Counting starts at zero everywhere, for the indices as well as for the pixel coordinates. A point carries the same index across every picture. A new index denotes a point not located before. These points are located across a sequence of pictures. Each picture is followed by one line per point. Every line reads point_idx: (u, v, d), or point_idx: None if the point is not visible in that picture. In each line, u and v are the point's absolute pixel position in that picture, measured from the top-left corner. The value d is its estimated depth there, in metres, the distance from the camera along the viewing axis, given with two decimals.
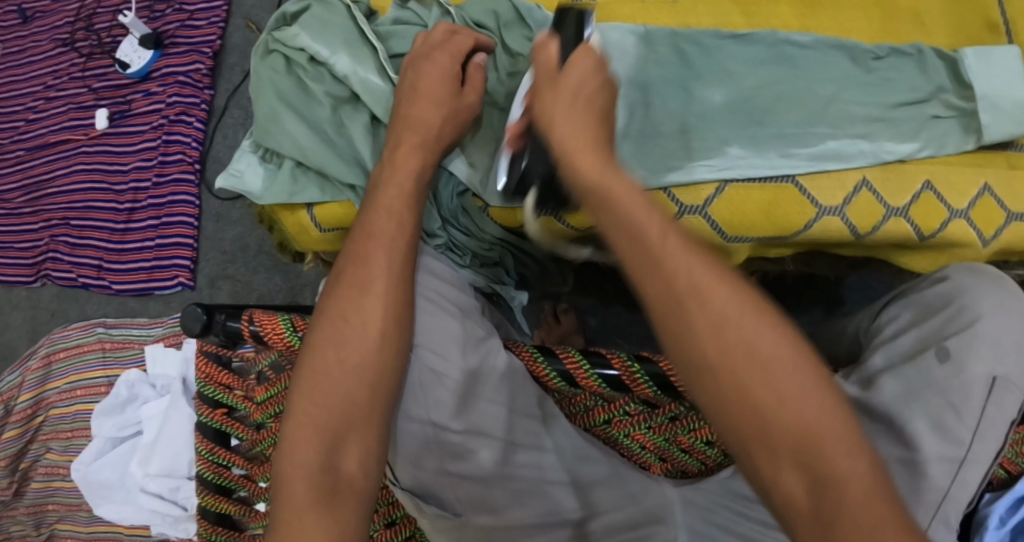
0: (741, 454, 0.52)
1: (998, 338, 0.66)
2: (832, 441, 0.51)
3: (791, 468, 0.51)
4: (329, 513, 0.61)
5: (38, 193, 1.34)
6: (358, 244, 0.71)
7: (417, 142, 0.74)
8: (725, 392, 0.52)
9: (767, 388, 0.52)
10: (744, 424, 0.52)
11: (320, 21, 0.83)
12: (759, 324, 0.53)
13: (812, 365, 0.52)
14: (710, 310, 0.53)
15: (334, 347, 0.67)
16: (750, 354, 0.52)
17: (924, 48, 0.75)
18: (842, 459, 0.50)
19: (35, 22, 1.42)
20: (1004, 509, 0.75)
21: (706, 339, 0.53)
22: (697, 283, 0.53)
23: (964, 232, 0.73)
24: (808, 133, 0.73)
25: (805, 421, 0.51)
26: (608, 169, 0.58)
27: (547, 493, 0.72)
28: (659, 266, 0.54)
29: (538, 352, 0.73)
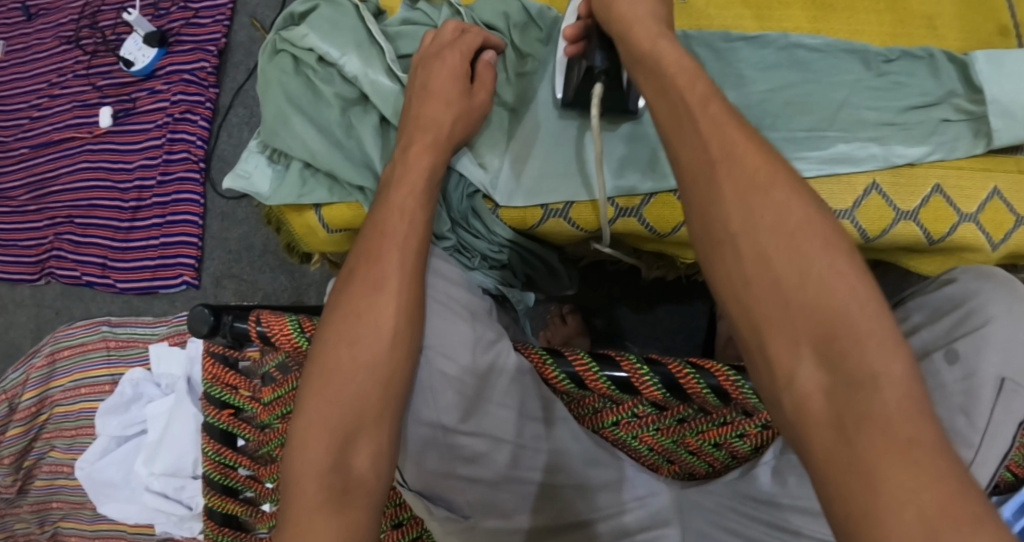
0: (757, 337, 0.51)
1: (1009, 341, 0.65)
2: (861, 331, 0.48)
3: (811, 354, 0.49)
4: (339, 516, 0.60)
5: (42, 191, 1.34)
6: (371, 242, 0.71)
7: (428, 143, 0.74)
8: (746, 267, 0.51)
9: (795, 271, 0.50)
10: (765, 305, 0.50)
11: (329, 21, 0.83)
12: (796, 207, 0.52)
13: (852, 258, 0.50)
14: (742, 175, 0.53)
15: (347, 342, 0.67)
16: (782, 231, 0.51)
17: (935, 51, 0.75)
18: (866, 346, 0.48)
19: (39, 20, 1.42)
20: (1012, 514, 0.77)
21: (734, 208, 0.52)
22: (734, 153, 0.53)
23: (974, 236, 0.73)
24: (819, 137, 0.73)
25: (835, 306, 0.49)
26: (661, 42, 0.61)
27: (558, 496, 0.72)
28: (697, 129, 0.55)
29: (547, 354, 0.73)
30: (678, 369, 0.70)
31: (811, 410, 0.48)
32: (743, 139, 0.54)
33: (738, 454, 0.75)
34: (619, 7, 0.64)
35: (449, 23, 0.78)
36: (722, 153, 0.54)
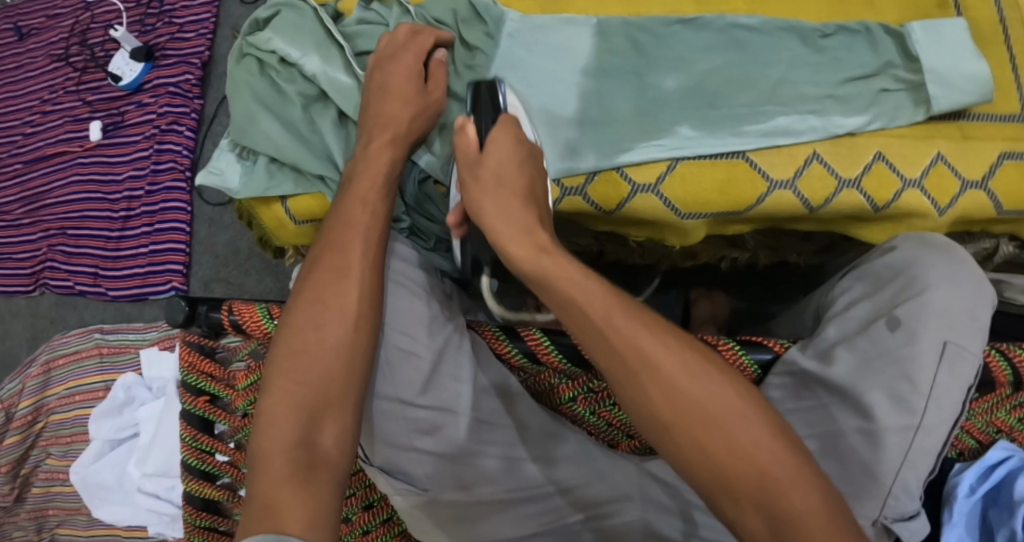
0: (707, 501, 0.57)
1: (946, 307, 0.65)
2: (787, 485, 0.55)
3: (753, 511, 0.55)
4: (303, 490, 0.62)
5: (36, 204, 1.38)
6: (334, 233, 0.72)
7: (388, 138, 0.76)
8: (683, 448, 0.57)
9: (721, 440, 0.56)
10: (706, 479, 0.56)
11: (290, 24, 0.85)
12: (704, 381, 0.57)
13: (762, 417, 0.57)
14: (657, 376, 0.57)
15: (308, 326, 0.69)
16: (701, 410, 0.57)
17: (871, 25, 0.77)
18: (795, 496, 0.54)
19: (31, 39, 1.47)
20: (974, 478, 0.74)
21: (659, 403, 0.57)
22: (640, 346, 0.58)
23: (918, 201, 0.75)
24: (759, 112, 0.76)
25: (759, 465, 0.55)
26: (546, 253, 0.62)
27: (516, 469, 0.75)
28: (602, 328, 0.59)
29: (501, 331, 0.75)
30: None
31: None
32: (646, 335, 0.58)
33: None
34: (490, 219, 0.65)
35: (402, 26, 0.80)
36: (633, 353, 0.58)
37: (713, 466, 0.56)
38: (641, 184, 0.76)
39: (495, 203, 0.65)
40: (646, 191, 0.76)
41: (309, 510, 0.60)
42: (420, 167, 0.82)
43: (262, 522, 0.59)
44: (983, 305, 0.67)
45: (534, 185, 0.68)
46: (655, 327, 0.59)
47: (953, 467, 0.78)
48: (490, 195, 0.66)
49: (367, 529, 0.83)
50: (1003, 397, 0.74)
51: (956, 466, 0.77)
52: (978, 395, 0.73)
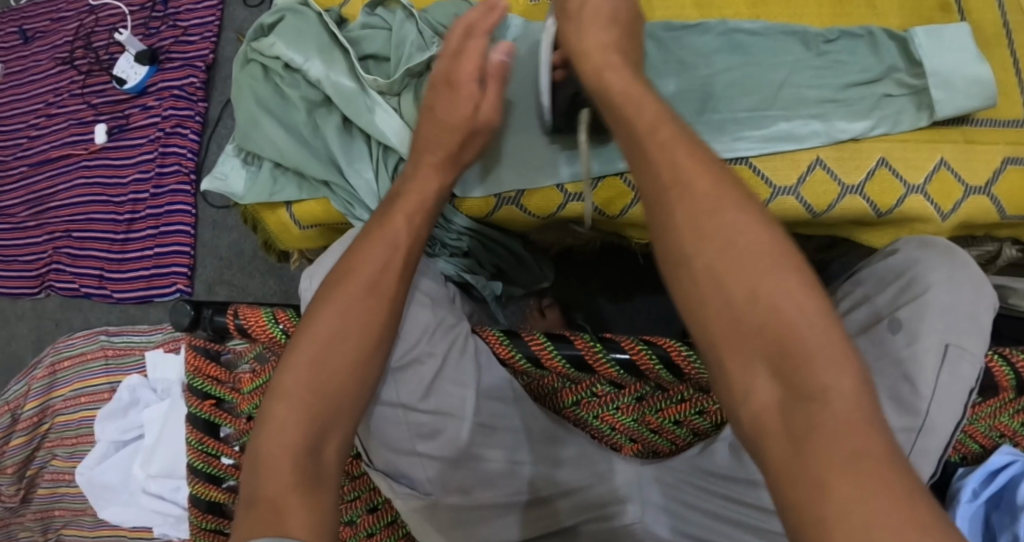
0: (715, 351, 0.55)
1: (949, 308, 0.65)
2: (810, 345, 0.52)
3: (765, 369, 0.53)
4: (309, 501, 0.61)
5: (41, 207, 1.39)
6: (362, 247, 0.71)
7: (437, 161, 0.77)
8: (701, 283, 0.56)
9: (746, 289, 0.55)
10: (718, 319, 0.55)
11: (294, 30, 0.85)
12: (749, 226, 0.56)
13: (800, 274, 0.54)
14: (692, 199, 0.57)
15: (330, 338, 0.67)
16: (730, 248, 0.56)
17: (875, 29, 0.78)
18: (816, 356, 0.52)
19: (36, 42, 1.47)
20: (977, 483, 0.74)
21: (686, 232, 0.57)
22: (685, 178, 0.58)
23: (921, 207, 0.75)
24: (761, 117, 0.77)
25: (784, 318, 0.53)
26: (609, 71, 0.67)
27: (516, 473, 0.75)
28: (653, 156, 0.60)
29: (504, 336, 0.75)
30: (632, 347, 0.72)
31: (767, 423, 0.52)
32: (695, 168, 0.58)
33: (699, 431, 0.77)
34: (584, 36, 0.71)
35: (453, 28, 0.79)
36: (674, 180, 0.58)
37: (734, 315, 0.55)
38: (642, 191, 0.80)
39: (590, 27, 0.71)
40: None
41: (315, 520, 0.60)
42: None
43: (267, 532, 0.57)
44: (983, 308, 0.66)
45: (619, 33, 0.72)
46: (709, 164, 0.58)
47: (956, 472, 0.77)
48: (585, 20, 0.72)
49: (372, 531, 0.83)
50: (1006, 401, 0.72)
51: (959, 471, 0.77)
52: (979, 400, 0.72)
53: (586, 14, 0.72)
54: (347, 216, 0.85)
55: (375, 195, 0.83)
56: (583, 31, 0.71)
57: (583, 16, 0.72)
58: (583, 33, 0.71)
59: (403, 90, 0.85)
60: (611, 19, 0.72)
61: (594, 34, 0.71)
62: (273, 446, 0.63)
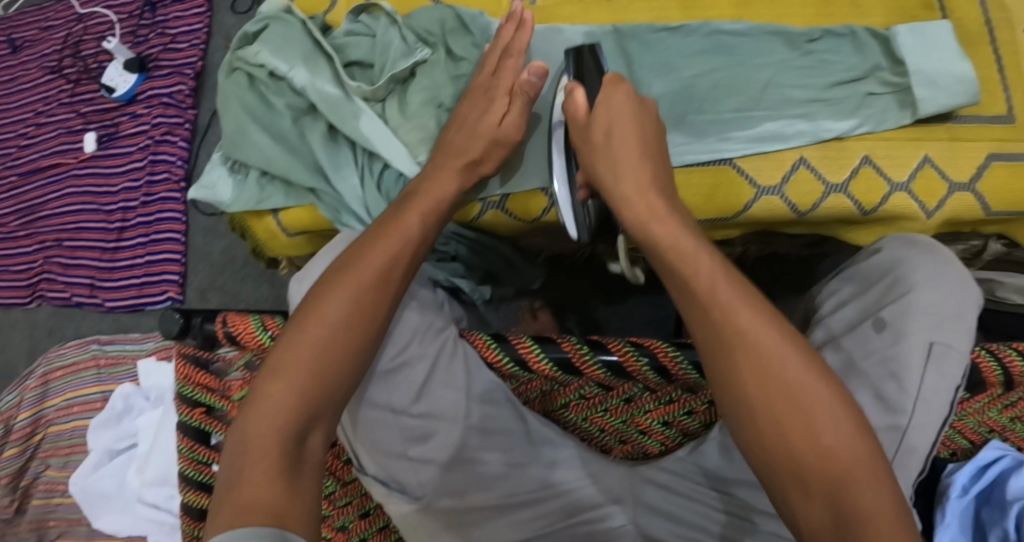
0: (773, 488, 0.58)
1: (933, 306, 0.65)
2: (861, 483, 0.55)
3: (819, 498, 0.56)
4: (292, 487, 0.61)
5: (32, 216, 1.38)
6: (371, 236, 0.71)
7: (459, 166, 0.76)
8: (762, 429, 0.58)
9: (801, 429, 0.57)
10: (778, 458, 0.58)
11: (279, 37, 0.85)
12: (810, 381, 0.58)
13: (851, 416, 0.57)
14: (753, 353, 0.59)
15: (334, 324, 0.67)
16: (789, 398, 0.58)
17: (857, 28, 0.78)
18: (868, 499, 0.55)
19: (25, 51, 1.47)
20: (966, 478, 0.74)
21: (747, 382, 0.59)
22: (740, 327, 0.59)
23: (906, 205, 0.76)
24: (746, 117, 0.77)
25: (836, 454, 0.56)
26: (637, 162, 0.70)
27: (508, 476, 0.75)
28: (708, 305, 0.61)
29: (492, 339, 0.74)
30: (620, 349, 0.72)
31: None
32: (751, 318, 0.60)
33: (688, 431, 0.77)
34: (620, 178, 0.69)
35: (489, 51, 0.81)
36: (731, 332, 0.60)
37: (789, 453, 0.57)
38: None
39: (626, 167, 0.69)
40: None
41: (298, 509, 0.60)
42: (407, 177, 0.83)
43: (253, 515, 0.58)
44: (970, 305, 0.66)
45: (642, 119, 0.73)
46: (763, 312, 0.60)
47: (945, 469, 0.77)
48: (618, 155, 0.70)
49: (364, 537, 0.83)
50: (994, 397, 0.72)
51: (948, 467, 0.77)
52: (968, 396, 0.72)
53: (616, 146, 0.70)
54: (336, 222, 0.85)
55: (363, 203, 0.83)
56: (616, 170, 0.69)
57: (612, 146, 0.70)
58: (619, 171, 0.69)
59: (388, 96, 0.85)
60: (644, 155, 0.70)
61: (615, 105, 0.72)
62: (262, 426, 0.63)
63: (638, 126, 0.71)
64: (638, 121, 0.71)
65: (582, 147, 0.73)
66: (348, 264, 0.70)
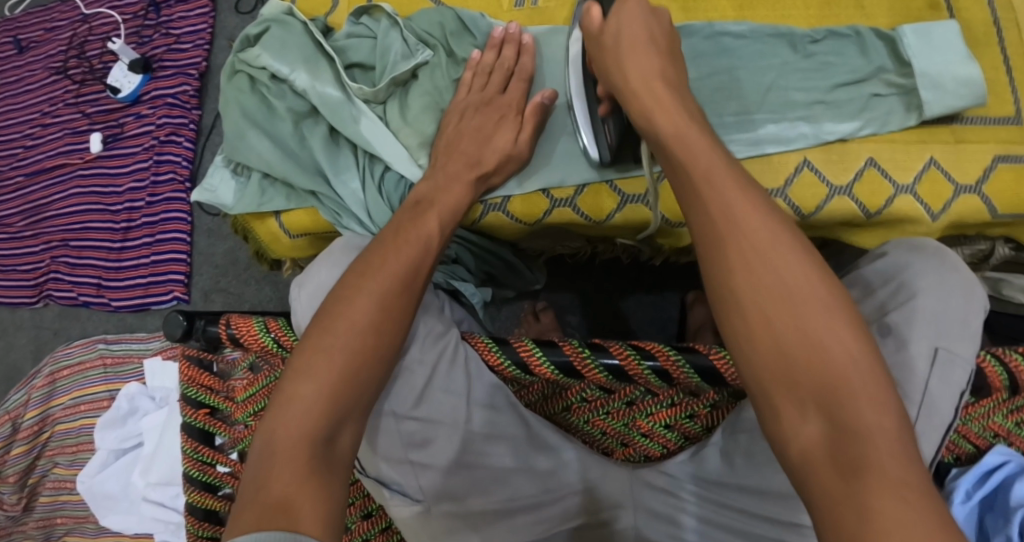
0: (760, 393, 0.56)
1: (937, 314, 0.65)
2: (855, 389, 0.53)
3: (813, 408, 0.53)
4: (322, 491, 0.59)
5: (38, 216, 1.39)
6: (387, 239, 0.70)
7: (473, 178, 0.77)
8: (753, 325, 0.56)
9: (794, 327, 0.55)
10: (768, 358, 0.55)
11: (280, 40, 0.85)
12: (805, 276, 0.56)
13: (852, 322, 0.55)
14: (747, 241, 0.57)
15: (360, 328, 0.65)
16: (781, 288, 0.56)
17: (862, 29, 0.77)
18: (866, 410, 0.52)
19: (30, 52, 1.48)
20: (970, 484, 0.73)
21: (736, 271, 0.57)
22: (737, 218, 0.58)
23: (911, 207, 0.75)
24: (746, 120, 0.77)
25: (831, 359, 0.54)
26: (648, 57, 0.70)
27: (508, 480, 0.74)
28: (706, 196, 0.59)
29: (493, 342, 0.75)
30: (621, 351, 0.72)
31: (814, 461, 0.52)
32: (748, 210, 0.58)
33: (689, 435, 0.77)
34: (631, 78, 0.70)
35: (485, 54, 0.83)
36: (724, 217, 0.58)
37: (784, 357, 0.55)
38: (631, 195, 0.81)
39: (634, 66, 0.70)
40: (637, 201, 0.81)
41: (325, 509, 0.58)
42: (408, 180, 0.83)
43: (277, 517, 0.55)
44: (975, 311, 0.65)
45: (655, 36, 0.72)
46: (762, 208, 0.58)
47: (949, 473, 0.77)
48: (626, 55, 0.71)
49: (367, 538, 0.83)
50: (1000, 400, 0.72)
51: (952, 472, 0.76)
52: (972, 400, 0.72)
53: (623, 48, 0.71)
54: (336, 225, 0.84)
55: (364, 206, 0.83)
56: (624, 66, 0.71)
57: (621, 47, 0.71)
58: (625, 65, 0.71)
59: (388, 98, 0.85)
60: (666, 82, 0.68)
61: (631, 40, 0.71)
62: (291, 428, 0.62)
63: (649, 30, 0.72)
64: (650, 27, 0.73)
65: (596, 56, 0.74)
66: (368, 264, 0.69)
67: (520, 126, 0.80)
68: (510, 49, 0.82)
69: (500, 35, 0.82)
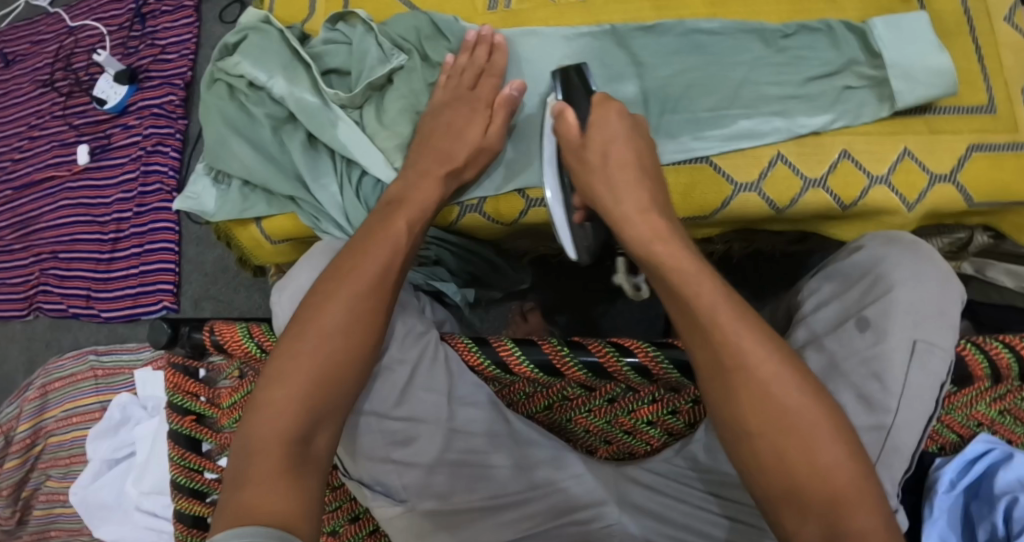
0: (770, 514, 0.58)
1: (913, 304, 0.65)
2: (856, 512, 0.56)
3: (809, 518, 0.57)
4: (293, 488, 0.60)
5: (28, 229, 1.40)
6: (360, 241, 0.71)
7: (443, 173, 0.77)
8: (758, 450, 0.58)
9: (798, 455, 0.57)
10: (775, 482, 0.58)
11: (258, 48, 0.85)
12: (804, 402, 0.58)
13: (848, 443, 0.58)
14: (747, 369, 0.59)
15: (332, 331, 0.66)
16: (782, 415, 0.58)
17: (833, 23, 0.78)
18: (868, 532, 0.55)
19: (17, 65, 1.49)
20: (955, 473, 0.73)
21: (740, 396, 0.59)
22: (727, 331, 0.60)
23: (886, 198, 0.75)
24: (720, 116, 0.77)
25: (825, 470, 0.57)
26: (634, 171, 0.67)
27: (491, 476, 0.74)
28: (705, 321, 0.60)
29: (472, 341, 0.75)
30: (599, 349, 0.72)
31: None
32: (737, 325, 0.60)
33: (673, 431, 0.77)
34: (618, 192, 0.67)
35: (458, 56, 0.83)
36: (724, 345, 0.60)
37: (784, 475, 0.58)
38: None
39: (623, 185, 0.67)
40: None
41: (301, 509, 0.59)
42: (384, 183, 0.83)
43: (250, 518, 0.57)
44: (952, 301, 0.65)
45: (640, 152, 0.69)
46: (754, 325, 0.60)
47: (933, 464, 0.76)
48: (615, 175, 0.67)
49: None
50: (983, 389, 0.71)
51: (938, 461, 0.75)
52: (954, 389, 0.71)
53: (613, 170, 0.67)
54: (316, 230, 0.85)
55: (342, 210, 0.83)
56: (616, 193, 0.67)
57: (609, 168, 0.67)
58: (613, 186, 0.66)
59: (365, 103, 0.85)
60: (640, 168, 0.68)
61: (618, 156, 0.68)
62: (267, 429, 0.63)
63: (634, 142, 0.69)
64: (633, 141, 0.69)
65: (575, 167, 0.70)
66: (343, 268, 0.69)
67: (490, 119, 0.80)
68: (482, 50, 0.82)
69: (473, 38, 0.83)
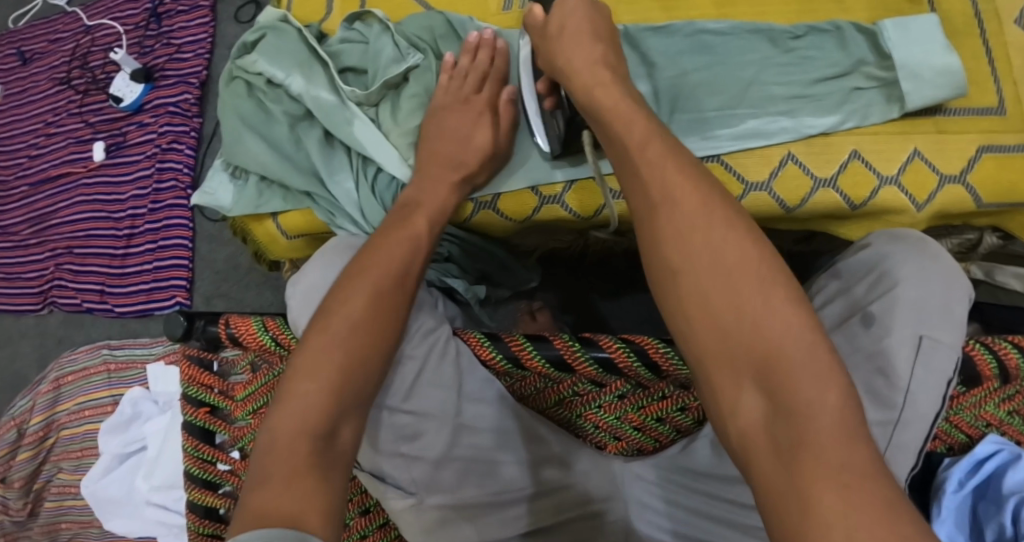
0: (703, 376, 0.55)
1: (920, 302, 0.65)
2: (794, 361, 0.52)
3: (752, 387, 0.53)
4: (325, 482, 0.59)
5: (43, 224, 1.41)
6: (374, 248, 0.72)
7: (448, 177, 0.79)
8: (690, 307, 0.56)
9: (730, 306, 0.55)
10: (709, 340, 0.55)
11: (275, 46, 0.87)
12: (739, 249, 0.56)
13: (789, 293, 0.54)
14: (680, 216, 0.58)
15: (348, 329, 0.66)
16: (716, 262, 0.56)
17: (842, 25, 0.79)
18: (806, 386, 0.51)
19: (34, 64, 1.51)
20: (963, 473, 0.73)
21: (672, 247, 0.57)
22: (675, 197, 0.58)
23: (895, 198, 0.76)
24: (729, 115, 0.78)
25: (772, 335, 0.53)
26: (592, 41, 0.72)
27: (498, 472, 0.75)
28: (643, 173, 0.60)
29: (485, 337, 0.76)
30: (611, 345, 0.73)
31: (753, 441, 0.52)
32: (687, 193, 0.58)
33: (682, 429, 0.77)
34: (573, 58, 0.71)
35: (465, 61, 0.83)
36: (661, 195, 0.59)
37: (717, 329, 0.55)
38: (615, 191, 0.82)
39: (578, 50, 0.72)
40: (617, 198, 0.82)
41: (332, 499, 0.58)
42: (399, 181, 0.84)
43: (287, 504, 0.56)
44: (959, 299, 0.66)
45: (596, 32, 0.73)
46: (692, 175, 0.59)
47: (941, 464, 0.76)
48: (569, 46, 0.72)
49: (364, 534, 0.83)
50: (991, 390, 0.71)
51: (945, 461, 0.76)
52: (961, 389, 0.71)
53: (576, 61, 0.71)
54: (331, 225, 0.86)
55: (357, 206, 0.85)
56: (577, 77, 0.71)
57: (565, 38, 0.73)
58: (570, 56, 0.71)
59: (380, 101, 0.87)
60: (593, 35, 0.73)
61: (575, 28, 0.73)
62: (293, 422, 0.62)
63: (590, 18, 0.74)
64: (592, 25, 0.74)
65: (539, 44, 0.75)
66: (357, 270, 0.70)
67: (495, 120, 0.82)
68: (483, 53, 0.83)
69: (474, 40, 0.83)
